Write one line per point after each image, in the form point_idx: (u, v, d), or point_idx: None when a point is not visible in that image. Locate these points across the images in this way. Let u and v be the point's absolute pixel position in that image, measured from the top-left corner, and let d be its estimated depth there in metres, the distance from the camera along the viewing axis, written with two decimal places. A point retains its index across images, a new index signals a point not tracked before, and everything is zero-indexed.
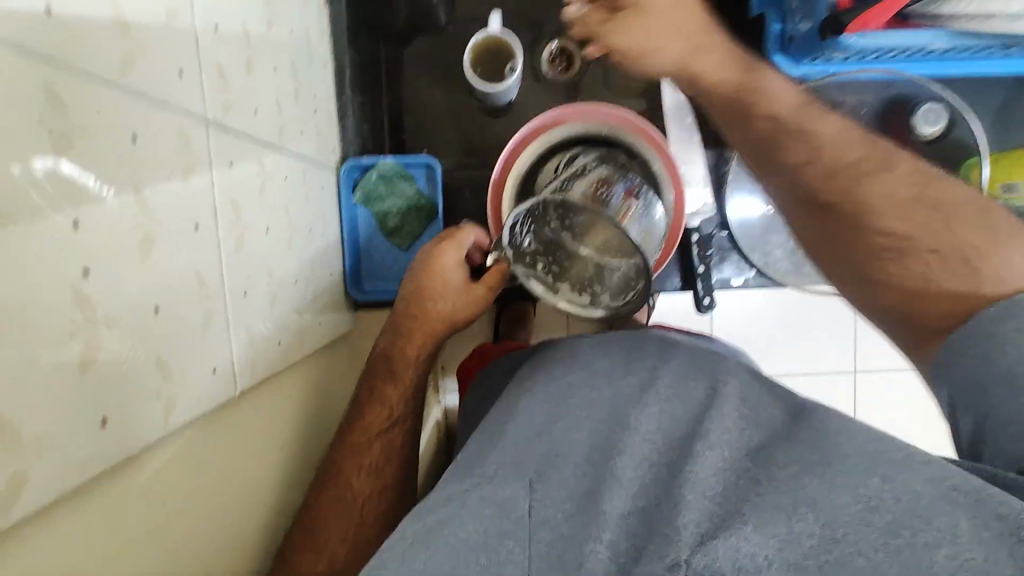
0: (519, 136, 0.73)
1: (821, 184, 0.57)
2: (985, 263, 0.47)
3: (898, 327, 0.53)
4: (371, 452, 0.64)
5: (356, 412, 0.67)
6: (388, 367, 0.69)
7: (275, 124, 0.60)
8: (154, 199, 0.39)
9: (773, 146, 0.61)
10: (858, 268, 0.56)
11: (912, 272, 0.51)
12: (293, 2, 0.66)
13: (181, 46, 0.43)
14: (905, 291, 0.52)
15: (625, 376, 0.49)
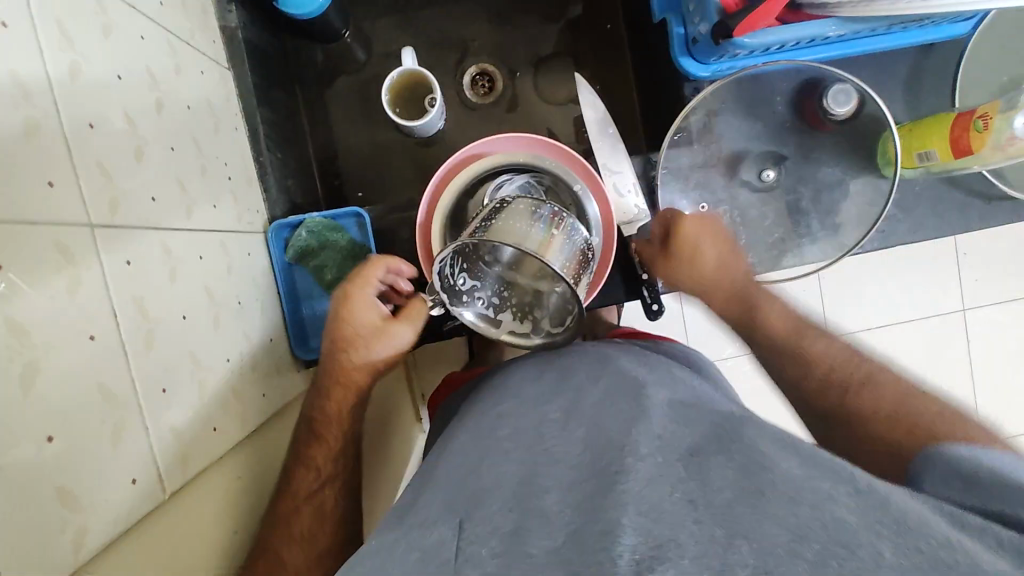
0: (438, 177, 0.72)
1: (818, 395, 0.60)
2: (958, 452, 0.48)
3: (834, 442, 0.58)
4: (309, 516, 0.62)
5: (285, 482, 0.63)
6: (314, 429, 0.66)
7: (181, 206, 0.58)
8: (32, 322, 0.37)
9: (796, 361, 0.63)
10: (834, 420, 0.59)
11: (862, 412, 0.57)
12: (188, 75, 0.65)
13: (51, 155, 0.41)
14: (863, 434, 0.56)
15: (552, 401, 0.50)
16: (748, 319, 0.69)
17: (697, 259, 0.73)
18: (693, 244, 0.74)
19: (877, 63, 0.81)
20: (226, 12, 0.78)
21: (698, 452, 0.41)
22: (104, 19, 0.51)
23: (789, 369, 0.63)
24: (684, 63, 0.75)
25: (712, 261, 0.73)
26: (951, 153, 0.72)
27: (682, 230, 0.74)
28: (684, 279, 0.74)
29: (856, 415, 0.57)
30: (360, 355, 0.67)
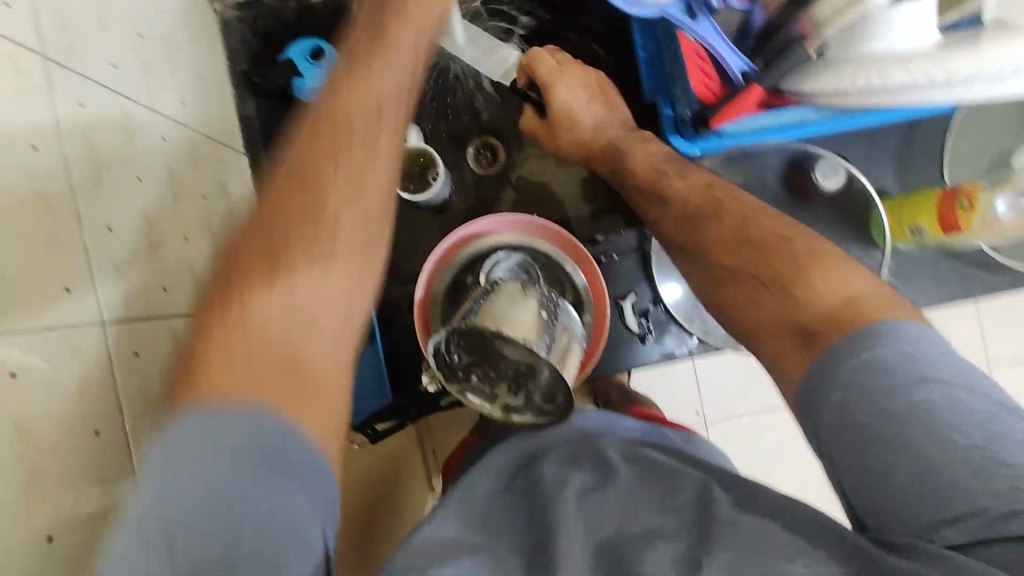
0: (435, 254, 0.74)
1: (678, 229, 0.68)
2: (800, 286, 0.57)
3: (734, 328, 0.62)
4: (296, 297, 0.42)
5: (297, 207, 0.44)
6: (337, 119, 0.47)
7: (191, 291, 0.62)
8: (43, 430, 0.40)
9: (659, 202, 0.71)
10: (705, 272, 0.65)
11: (737, 262, 0.62)
12: (204, 170, 0.70)
13: (71, 263, 0.45)
14: (749, 299, 0.60)
15: (584, 475, 0.59)
16: (615, 167, 0.77)
17: (578, 126, 0.78)
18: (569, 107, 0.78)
19: (865, 137, 0.83)
20: (244, 101, 0.84)
21: (709, 533, 0.50)
22: (127, 126, 0.56)
23: (652, 210, 0.72)
24: (673, 140, 0.77)
25: (590, 121, 0.79)
26: (939, 227, 0.73)
27: (561, 91, 0.78)
28: (575, 146, 0.80)
29: (724, 261, 0.63)
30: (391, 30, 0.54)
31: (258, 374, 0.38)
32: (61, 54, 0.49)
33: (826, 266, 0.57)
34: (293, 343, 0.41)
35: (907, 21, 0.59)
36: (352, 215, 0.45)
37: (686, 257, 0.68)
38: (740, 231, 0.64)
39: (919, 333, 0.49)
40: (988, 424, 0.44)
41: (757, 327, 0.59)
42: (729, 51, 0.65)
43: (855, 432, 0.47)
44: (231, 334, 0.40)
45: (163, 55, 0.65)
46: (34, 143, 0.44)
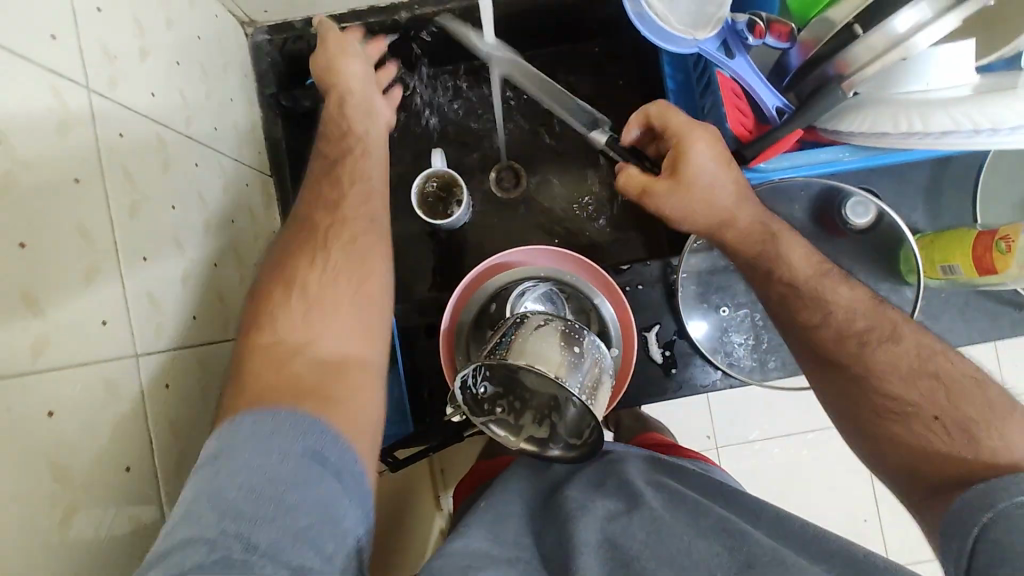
0: (461, 290, 0.76)
1: (835, 345, 0.57)
2: (981, 434, 0.49)
3: (893, 472, 0.53)
4: (322, 305, 0.54)
5: (298, 242, 0.59)
6: (328, 173, 0.65)
7: (218, 318, 0.61)
8: (76, 466, 0.40)
9: (791, 303, 0.60)
10: (864, 396, 0.55)
11: (907, 389, 0.53)
12: (233, 194, 0.70)
13: (106, 297, 0.45)
14: (912, 434, 0.52)
15: (608, 500, 0.56)
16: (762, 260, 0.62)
17: (716, 203, 0.61)
18: (707, 183, 0.60)
19: (895, 173, 0.82)
20: (272, 124, 0.84)
21: (755, 562, 0.46)
22: (164, 154, 0.56)
23: (786, 310, 0.61)
24: None
25: (729, 198, 0.61)
26: (975, 268, 0.72)
27: (686, 144, 0.60)
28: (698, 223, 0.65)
29: (888, 388, 0.54)
30: (340, 67, 0.70)
31: (290, 379, 0.48)
32: (104, 86, 0.49)
33: (1011, 424, 0.50)
34: (315, 348, 0.52)
35: (940, 64, 0.60)
36: (343, 238, 0.59)
37: (832, 381, 0.57)
38: (917, 361, 0.54)
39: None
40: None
41: (919, 462, 0.51)
42: (764, 89, 0.65)
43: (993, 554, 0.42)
44: (269, 342, 0.51)
45: (198, 80, 0.66)
46: (77, 175, 0.44)
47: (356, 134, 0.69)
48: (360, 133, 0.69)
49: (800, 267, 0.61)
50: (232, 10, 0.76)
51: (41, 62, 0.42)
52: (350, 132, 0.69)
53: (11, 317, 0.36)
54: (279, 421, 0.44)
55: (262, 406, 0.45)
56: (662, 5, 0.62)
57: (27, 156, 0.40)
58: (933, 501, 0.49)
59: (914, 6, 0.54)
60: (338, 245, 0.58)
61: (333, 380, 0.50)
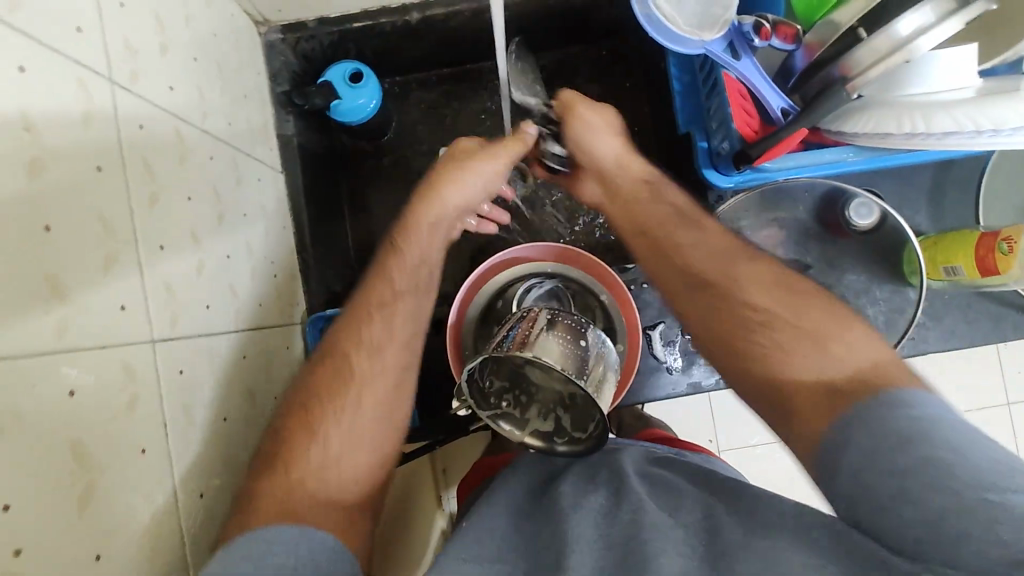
0: (466, 289, 0.77)
1: (703, 265, 0.65)
2: (833, 346, 0.55)
3: (752, 393, 0.58)
4: (338, 460, 0.57)
5: (328, 381, 0.60)
6: (381, 304, 0.65)
7: (230, 309, 0.62)
8: (94, 446, 0.40)
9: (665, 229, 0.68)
10: (724, 319, 0.62)
11: (763, 306, 0.60)
12: (246, 188, 0.71)
13: (125, 284, 0.46)
14: (766, 353, 0.58)
15: (597, 485, 0.58)
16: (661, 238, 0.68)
17: (599, 166, 0.75)
18: (585, 150, 0.75)
19: (898, 175, 0.83)
20: (284, 121, 0.85)
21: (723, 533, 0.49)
22: (181, 148, 0.58)
23: (661, 233, 0.69)
24: (708, 174, 0.79)
25: (609, 158, 0.74)
26: (977, 270, 0.73)
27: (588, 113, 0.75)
28: (592, 175, 0.77)
29: (747, 303, 0.61)
30: (441, 190, 0.71)
31: (290, 512, 0.52)
32: (126, 79, 0.51)
33: (853, 334, 0.55)
34: (319, 488, 0.55)
35: (942, 67, 0.62)
36: (376, 392, 0.61)
37: (698, 306, 0.64)
38: (778, 279, 0.62)
39: (943, 404, 0.48)
40: (1008, 481, 0.40)
41: (772, 381, 0.56)
42: (769, 90, 0.67)
43: (849, 484, 0.46)
44: (279, 484, 0.54)
45: (214, 77, 0.67)
46: (99, 164, 0.45)
47: (430, 264, 0.70)
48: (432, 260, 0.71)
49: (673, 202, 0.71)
50: (248, 9, 0.78)
51: (67, 54, 0.44)
52: (424, 260, 0.70)
53: (36, 299, 0.37)
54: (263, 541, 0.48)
55: (260, 526, 0.49)
56: (670, 6, 0.63)
57: (52, 145, 0.41)
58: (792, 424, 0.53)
59: (917, 11, 0.56)
60: (368, 395, 0.60)
61: (329, 516, 0.53)
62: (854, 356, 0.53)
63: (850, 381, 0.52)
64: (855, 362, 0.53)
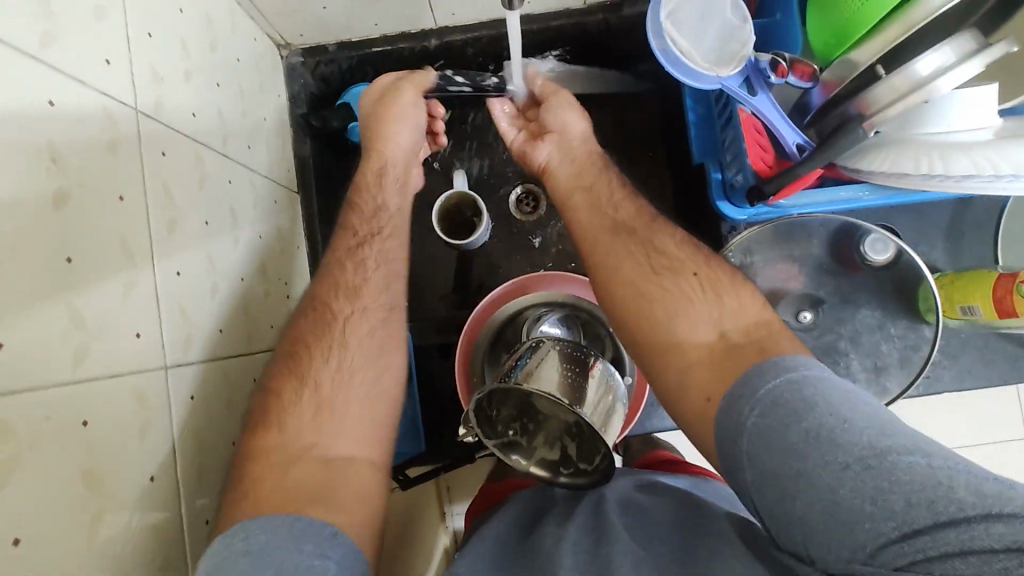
0: (488, 300, 0.78)
1: (625, 219, 0.67)
2: (726, 297, 0.59)
3: (649, 346, 0.59)
4: (332, 408, 0.57)
5: (312, 329, 0.61)
6: (353, 254, 0.67)
7: (242, 331, 0.63)
8: (106, 474, 0.41)
9: (604, 193, 0.69)
10: (635, 269, 0.62)
11: (671, 257, 0.63)
12: (262, 210, 0.72)
13: (141, 310, 0.46)
14: (669, 306, 0.59)
15: (584, 523, 0.59)
16: (606, 206, 0.68)
17: (566, 135, 0.74)
18: (559, 120, 0.75)
19: (915, 211, 0.83)
20: (302, 143, 0.86)
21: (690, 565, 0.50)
22: (201, 172, 0.59)
23: (604, 198, 0.69)
24: (721, 206, 0.78)
25: (580, 133, 0.74)
26: (994, 310, 0.72)
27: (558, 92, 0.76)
28: (550, 139, 0.75)
29: (661, 254, 0.63)
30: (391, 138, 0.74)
31: (295, 485, 0.51)
32: (150, 105, 0.52)
33: (746, 293, 0.59)
34: (321, 449, 0.54)
35: (965, 109, 0.61)
36: (360, 333, 0.62)
37: (610, 254, 0.64)
38: (692, 248, 0.65)
39: (818, 365, 0.49)
40: (882, 441, 0.41)
41: (671, 330, 0.58)
42: (786, 125, 0.66)
43: (753, 469, 0.45)
44: (277, 446, 0.53)
45: (235, 101, 0.69)
46: (122, 193, 0.46)
47: (388, 211, 0.72)
48: (392, 208, 0.73)
49: (615, 177, 0.72)
50: (271, 34, 0.80)
51: (98, 87, 0.45)
52: (382, 208, 0.72)
53: (58, 329, 0.38)
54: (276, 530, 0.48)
55: (274, 515, 0.48)
56: (686, 42, 0.63)
57: (79, 174, 0.42)
58: (690, 374, 0.54)
59: (936, 50, 0.56)
60: (352, 337, 0.62)
61: (337, 481, 0.53)
62: (748, 309, 0.58)
63: (740, 333, 0.55)
64: (750, 317, 0.57)
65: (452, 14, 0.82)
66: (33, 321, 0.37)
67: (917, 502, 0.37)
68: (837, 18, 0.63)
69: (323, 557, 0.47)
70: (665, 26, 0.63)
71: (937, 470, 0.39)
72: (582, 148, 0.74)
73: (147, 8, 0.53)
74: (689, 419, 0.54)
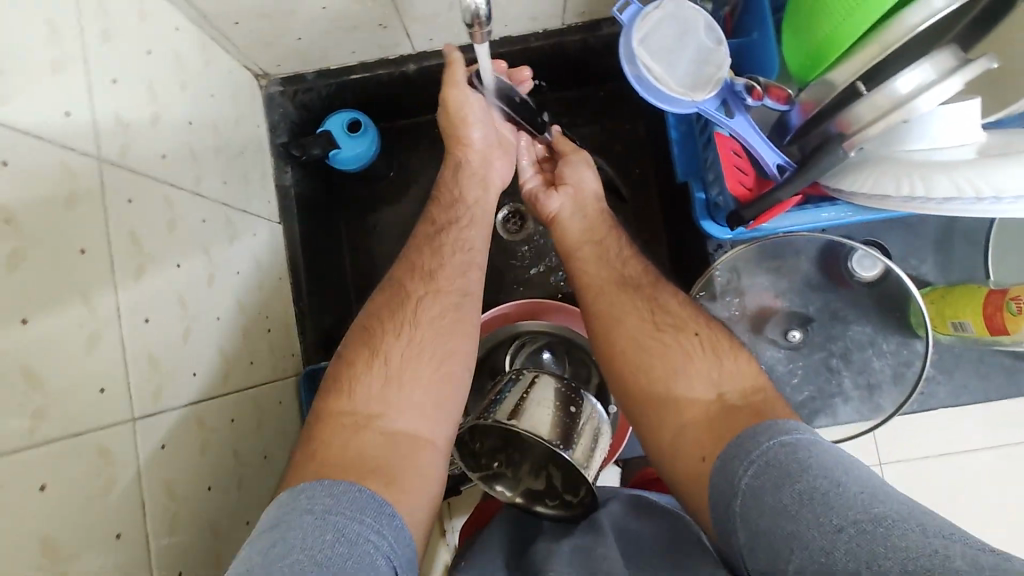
0: (503, 309, 0.78)
1: (629, 274, 0.66)
2: (725, 358, 0.59)
3: (642, 402, 0.59)
4: (400, 381, 0.59)
5: (387, 308, 0.64)
6: (432, 240, 0.68)
7: (219, 372, 0.62)
8: (65, 538, 0.40)
9: (609, 245, 0.69)
10: (637, 324, 0.62)
11: (675, 315, 0.63)
12: (241, 244, 0.72)
13: (105, 364, 0.46)
14: (668, 364, 0.59)
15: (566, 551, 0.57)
16: (612, 259, 0.68)
17: (581, 191, 0.72)
18: (574, 174, 0.73)
19: (904, 225, 0.81)
20: (283, 172, 0.86)
21: None
22: (171, 215, 0.58)
23: (612, 255, 0.68)
24: (706, 226, 0.77)
25: (592, 191, 0.73)
26: (985, 326, 0.71)
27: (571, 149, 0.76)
28: (564, 191, 0.72)
29: (661, 309, 0.63)
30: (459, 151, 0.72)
31: (358, 453, 0.53)
32: (115, 152, 0.51)
33: (745, 355, 0.59)
34: (384, 420, 0.57)
35: (947, 126, 0.60)
36: (431, 315, 0.63)
37: (613, 308, 0.64)
38: (687, 304, 0.64)
39: (811, 428, 0.50)
40: (876, 506, 0.42)
41: (668, 389, 0.58)
42: (765, 146, 0.65)
43: (747, 528, 0.46)
44: (346, 410, 0.57)
45: (209, 138, 0.68)
46: (83, 247, 0.45)
47: (467, 202, 0.72)
48: (470, 201, 0.72)
49: (615, 225, 0.71)
50: (247, 65, 0.79)
51: (56, 142, 0.45)
52: (461, 199, 0.72)
53: (11, 393, 0.38)
54: (339, 494, 0.48)
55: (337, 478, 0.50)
56: (660, 68, 0.62)
57: (34, 232, 0.41)
58: (683, 435, 0.55)
59: (915, 68, 0.55)
60: (426, 314, 0.63)
61: (394, 456, 0.54)
62: (746, 371, 0.58)
63: (738, 396, 0.55)
64: (749, 377, 0.57)
65: (429, 39, 0.81)
66: None
67: (913, 569, 0.37)
68: (812, 36, 0.62)
69: (378, 532, 0.47)
70: (638, 51, 0.62)
71: (933, 538, 0.39)
72: (593, 202, 0.72)
73: (110, 54, 0.52)
74: (682, 479, 0.54)
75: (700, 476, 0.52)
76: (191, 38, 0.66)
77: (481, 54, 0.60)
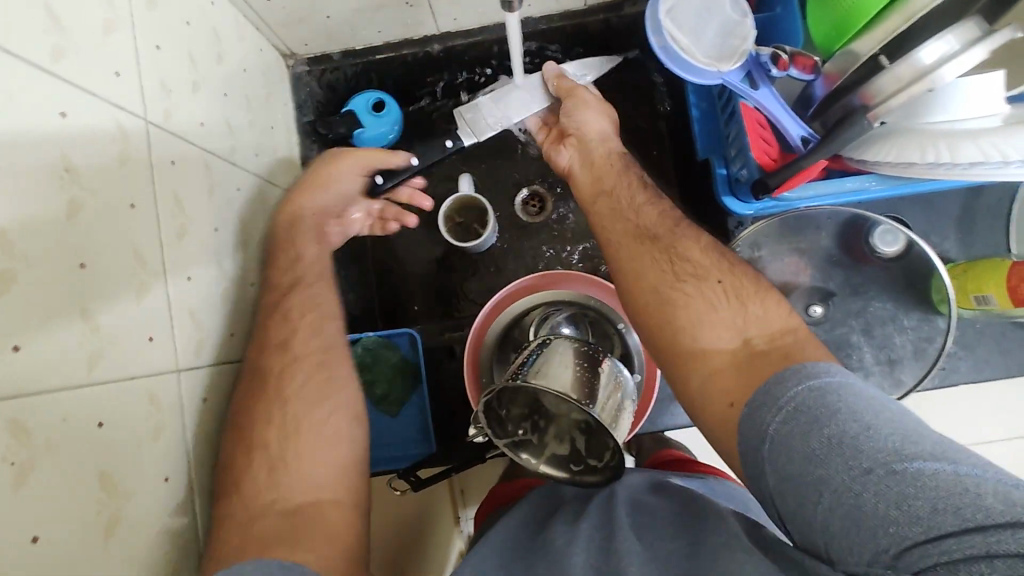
0: (527, 281, 0.79)
1: (647, 225, 0.66)
2: (749, 305, 0.58)
3: (668, 350, 0.59)
4: (286, 461, 0.55)
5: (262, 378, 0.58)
6: (290, 295, 0.64)
7: (253, 337, 0.64)
8: (121, 476, 0.42)
9: (619, 194, 0.70)
10: (660, 272, 0.62)
11: (697, 264, 0.62)
12: (271, 219, 0.73)
13: (153, 316, 0.47)
14: (691, 314, 0.58)
15: (590, 520, 0.58)
16: (623, 208, 0.68)
17: (584, 136, 0.75)
18: (576, 120, 0.75)
19: (926, 203, 0.82)
20: (308, 149, 0.87)
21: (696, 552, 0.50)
22: (210, 180, 0.60)
23: (623, 204, 0.69)
24: (727, 202, 0.78)
25: (597, 132, 0.75)
26: (1009, 299, 0.71)
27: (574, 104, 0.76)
28: (569, 146, 0.76)
29: (685, 257, 0.63)
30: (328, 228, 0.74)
31: (256, 538, 0.49)
32: (159, 117, 0.53)
33: (772, 300, 0.58)
34: (282, 503, 0.53)
35: (971, 96, 0.60)
36: (299, 380, 0.60)
37: (635, 257, 0.64)
38: (711, 249, 0.64)
39: (843, 372, 0.48)
40: (909, 448, 0.40)
41: (691, 342, 0.57)
42: (789, 118, 0.65)
43: (774, 474, 0.45)
44: (248, 493, 0.52)
45: (243, 111, 0.70)
46: (133, 202, 0.47)
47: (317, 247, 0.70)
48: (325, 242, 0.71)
49: (625, 176, 0.71)
50: (276, 44, 0.81)
51: (109, 98, 0.46)
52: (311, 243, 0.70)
53: (71, 328, 0.39)
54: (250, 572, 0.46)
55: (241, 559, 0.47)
56: (686, 39, 0.64)
57: (91, 184, 0.43)
58: (710, 385, 0.54)
59: (940, 39, 0.55)
60: (288, 382, 0.59)
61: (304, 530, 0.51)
62: (777, 317, 0.56)
63: (766, 340, 0.54)
64: (776, 325, 0.56)
65: (454, 19, 0.83)
66: (48, 329, 0.38)
67: (942, 508, 0.37)
68: (834, 12, 0.63)
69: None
70: (665, 24, 0.64)
71: (962, 477, 0.38)
72: (602, 150, 0.74)
73: (155, 22, 0.54)
74: (717, 433, 0.53)
75: (731, 426, 0.51)
76: (226, 13, 0.68)
77: (511, 23, 0.62)
